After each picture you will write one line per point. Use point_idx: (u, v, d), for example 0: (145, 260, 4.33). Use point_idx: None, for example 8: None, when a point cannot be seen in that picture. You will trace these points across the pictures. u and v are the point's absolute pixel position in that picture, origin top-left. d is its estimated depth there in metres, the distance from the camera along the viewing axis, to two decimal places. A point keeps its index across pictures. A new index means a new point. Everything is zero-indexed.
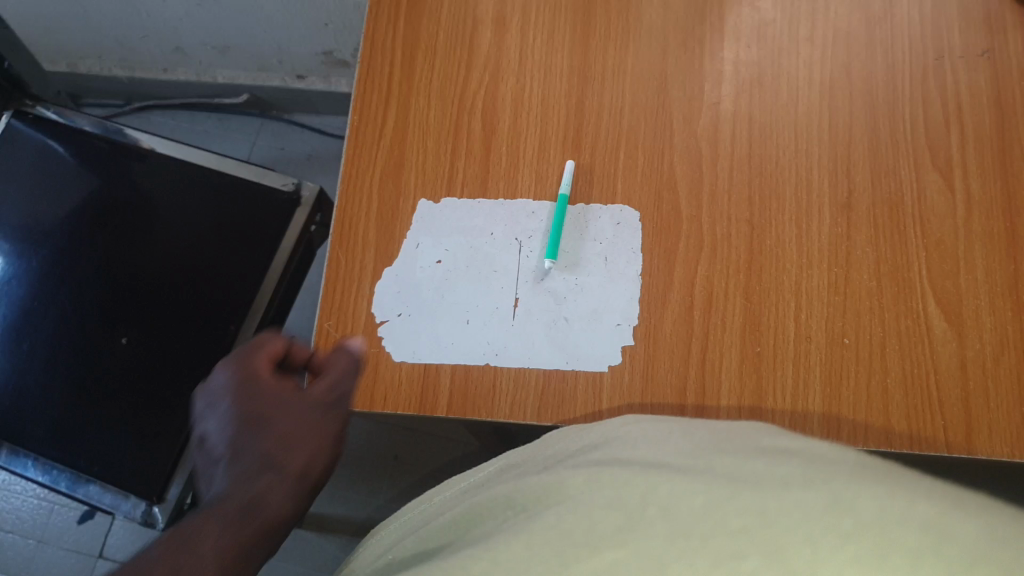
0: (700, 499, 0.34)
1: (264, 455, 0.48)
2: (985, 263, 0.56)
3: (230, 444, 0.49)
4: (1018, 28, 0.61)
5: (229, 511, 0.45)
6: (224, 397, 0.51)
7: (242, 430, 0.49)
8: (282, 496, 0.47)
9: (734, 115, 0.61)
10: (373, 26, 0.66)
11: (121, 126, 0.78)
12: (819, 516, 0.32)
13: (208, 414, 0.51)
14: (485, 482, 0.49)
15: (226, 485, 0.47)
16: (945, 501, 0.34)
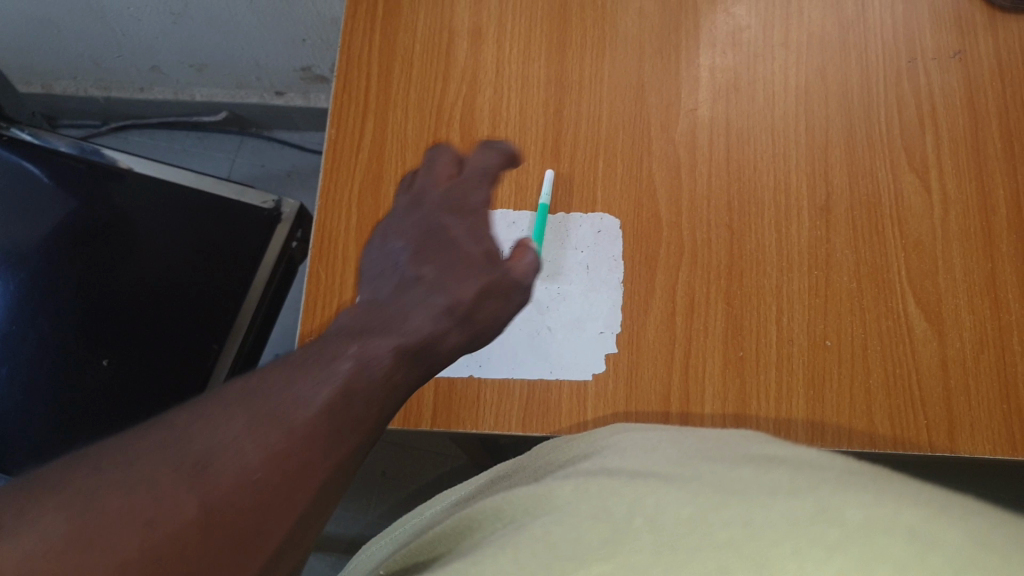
0: (687, 511, 0.34)
1: (456, 288, 0.43)
2: (963, 263, 0.56)
3: (455, 272, 0.43)
4: (990, 28, 0.61)
5: (427, 331, 0.40)
6: (457, 216, 0.48)
7: (461, 262, 0.45)
8: (452, 344, 0.42)
9: (711, 121, 0.61)
10: (349, 39, 0.66)
11: (97, 146, 0.78)
12: (806, 526, 0.32)
13: (425, 214, 0.48)
14: (476, 495, 0.49)
15: (423, 305, 0.42)
16: (933, 506, 0.34)
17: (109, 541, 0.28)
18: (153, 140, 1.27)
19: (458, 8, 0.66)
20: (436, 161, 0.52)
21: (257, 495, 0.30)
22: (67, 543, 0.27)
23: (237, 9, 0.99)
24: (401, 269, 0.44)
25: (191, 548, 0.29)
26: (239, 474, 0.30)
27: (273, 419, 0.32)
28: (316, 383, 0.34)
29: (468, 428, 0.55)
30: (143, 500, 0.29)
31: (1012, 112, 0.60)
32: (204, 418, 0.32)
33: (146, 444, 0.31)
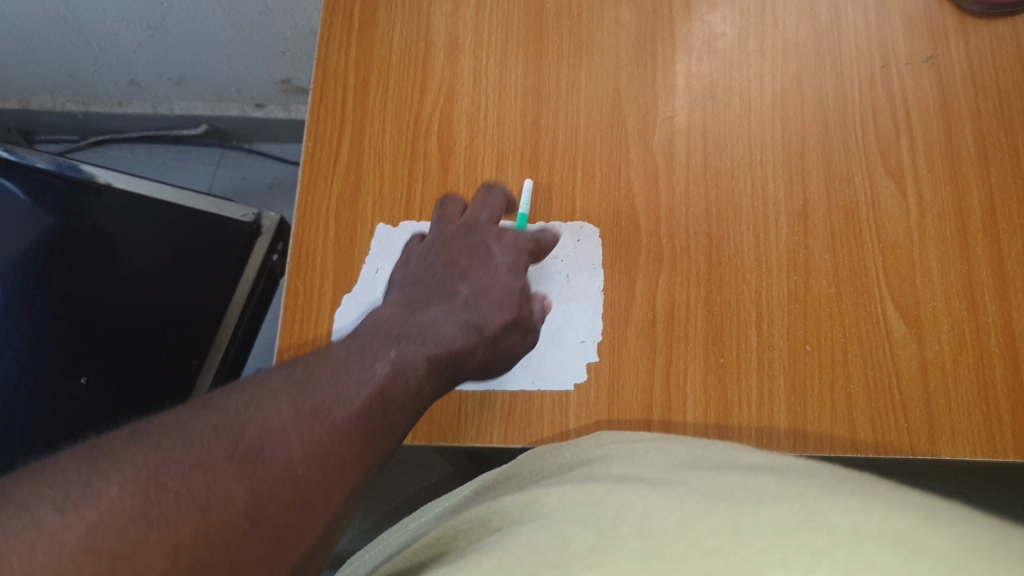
0: (673, 519, 0.34)
1: (481, 311, 0.52)
2: (940, 265, 0.57)
3: (501, 304, 0.53)
4: (961, 33, 0.62)
5: (459, 344, 0.49)
6: (508, 250, 0.56)
7: (492, 288, 0.54)
8: (473, 355, 0.50)
9: (688, 128, 0.62)
10: (325, 51, 0.66)
11: (75, 162, 0.77)
12: (793, 532, 0.32)
13: (475, 241, 0.57)
14: (461, 506, 0.49)
15: (460, 323, 0.50)
16: (919, 509, 0.33)
17: (170, 518, 0.31)
18: (133, 154, 1.26)
19: (434, 20, 0.66)
20: (489, 199, 0.59)
21: (298, 487, 0.35)
22: (130, 517, 0.31)
23: (214, 22, 0.99)
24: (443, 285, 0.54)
25: (241, 532, 0.33)
26: (285, 466, 0.36)
27: (317, 414, 0.38)
28: (362, 384, 0.41)
29: (450, 441, 0.55)
30: (200, 485, 0.33)
31: (986, 115, 0.60)
32: (256, 408, 0.38)
33: (198, 436, 0.35)
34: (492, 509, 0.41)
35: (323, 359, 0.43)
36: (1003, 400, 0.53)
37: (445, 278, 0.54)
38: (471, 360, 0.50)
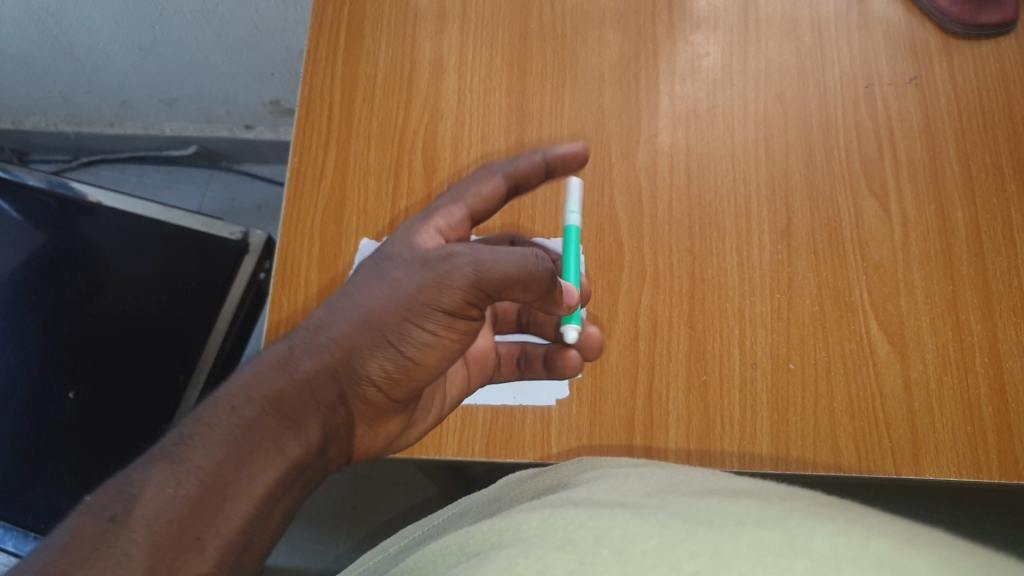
0: (653, 542, 0.31)
1: (311, 337, 0.45)
2: (924, 284, 0.57)
3: (342, 308, 0.47)
4: (944, 54, 0.63)
5: (256, 374, 0.43)
6: (379, 263, 0.49)
7: (331, 318, 0.46)
8: (285, 376, 0.43)
9: (672, 147, 0.62)
10: (312, 68, 0.66)
11: (67, 180, 0.79)
12: (781, 546, 0.29)
13: (459, 186, 0.55)
14: (440, 532, 0.47)
15: (303, 338, 0.46)
16: (909, 533, 0.31)
17: None
18: (124, 175, 1.26)
19: (420, 40, 0.67)
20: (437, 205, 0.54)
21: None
22: None
23: (203, 44, 1.00)
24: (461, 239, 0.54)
25: None
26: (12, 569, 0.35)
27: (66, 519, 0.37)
28: (173, 480, 0.37)
29: (431, 454, 0.55)
30: None
31: (970, 136, 0.60)
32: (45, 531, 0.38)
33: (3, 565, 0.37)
34: (472, 534, 0.39)
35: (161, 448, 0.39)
36: (988, 420, 0.53)
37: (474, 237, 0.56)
38: (277, 386, 0.42)
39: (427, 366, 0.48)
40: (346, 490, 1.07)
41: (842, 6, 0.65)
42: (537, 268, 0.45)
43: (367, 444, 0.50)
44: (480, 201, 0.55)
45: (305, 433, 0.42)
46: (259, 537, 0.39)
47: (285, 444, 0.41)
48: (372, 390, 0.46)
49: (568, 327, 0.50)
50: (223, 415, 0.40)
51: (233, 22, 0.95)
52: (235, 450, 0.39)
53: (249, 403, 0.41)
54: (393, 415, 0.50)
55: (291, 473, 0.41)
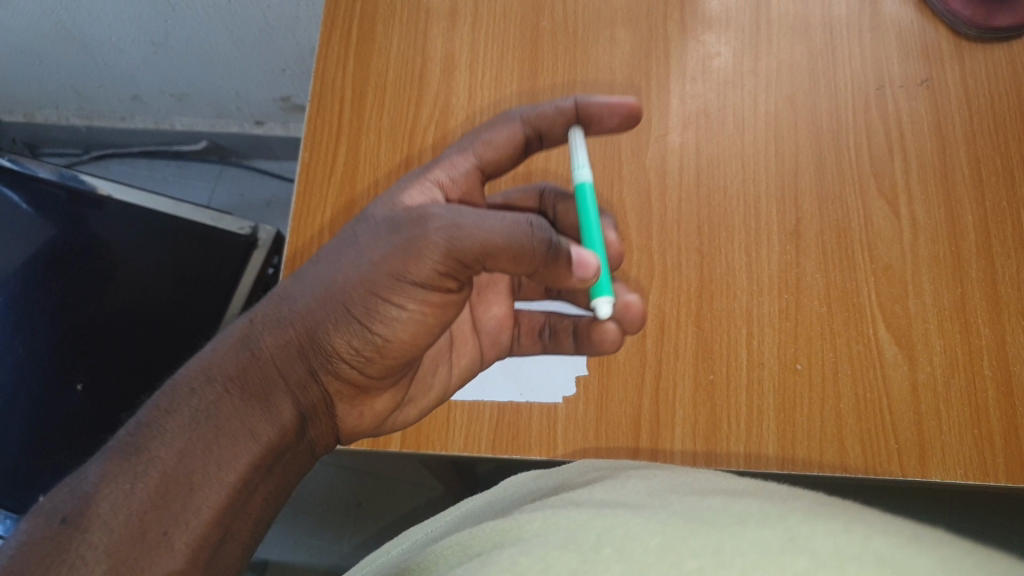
0: (655, 540, 0.30)
1: (277, 309, 0.46)
2: (932, 287, 0.56)
3: (311, 279, 0.46)
4: (956, 57, 0.62)
5: (219, 354, 0.45)
6: (362, 223, 0.47)
7: (302, 287, 0.46)
8: (241, 356, 0.44)
9: (682, 147, 0.62)
10: (323, 64, 0.67)
11: (77, 173, 0.78)
12: (787, 540, 0.29)
13: (473, 132, 0.55)
14: (443, 533, 0.47)
15: (272, 309, 0.46)
16: (912, 529, 0.30)
17: None
18: (135, 169, 1.26)
19: (432, 37, 0.67)
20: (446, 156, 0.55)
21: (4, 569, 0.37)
22: None
23: (215, 39, 1.00)
24: (470, 190, 0.54)
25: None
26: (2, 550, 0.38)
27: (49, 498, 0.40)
28: (139, 475, 0.39)
29: (437, 449, 0.56)
30: None
31: (981, 139, 0.60)
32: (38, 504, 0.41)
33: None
34: (475, 534, 0.38)
35: (128, 439, 0.41)
36: (995, 423, 0.52)
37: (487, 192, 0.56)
38: (235, 368, 0.44)
39: (400, 338, 0.47)
40: (353, 487, 1.07)
41: (855, 8, 0.65)
42: (519, 238, 0.41)
43: (358, 414, 0.51)
44: (492, 151, 0.54)
45: (270, 412, 0.44)
46: (239, 529, 0.42)
47: (253, 428, 0.43)
48: (342, 363, 0.46)
49: (599, 301, 0.46)
50: (187, 399, 0.42)
51: (245, 17, 0.96)
52: (199, 438, 0.41)
53: (211, 385, 0.43)
54: (380, 386, 0.51)
55: (265, 456, 0.43)
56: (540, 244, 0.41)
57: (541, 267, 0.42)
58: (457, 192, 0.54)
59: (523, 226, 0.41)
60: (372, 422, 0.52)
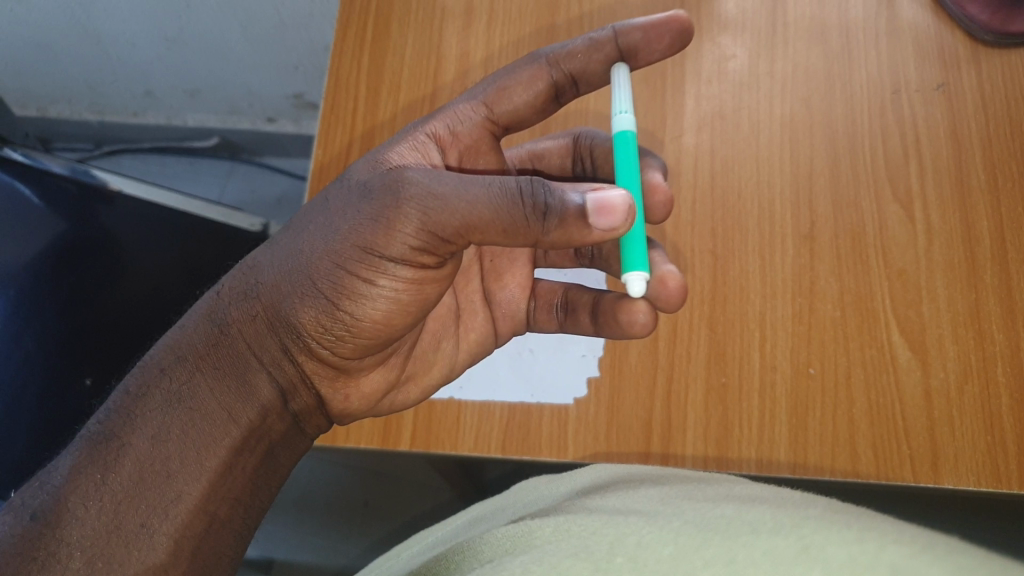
0: (669, 549, 0.30)
1: (247, 282, 0.46)
2: (947, 292, 0.56)
3: (278, 251, 0.46)
4: (972, 62, 0.62)
5: (191, 331, 0.46)
6: (338, 185, 0.46)
7: (273, 258, 0.46)
8: (206, 334, 0.46)
9: (697, 149, 0.62)
10: (338, 62, 0.68)
11: (88, 167, 0.75)
12: (802, 544, 0.28)
13: (489, 78, 0.53)
14: (453, 537, 0.47)
15: (245, 280, 0.47)
16: (931, 539, 0.28)
17: None
18: (146, 164, 1.26)
19: (447, 36, 0.67)
20: (454, 103, 0.53)
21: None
22: None
23: (228, 35, 1.00)
24: (475, 142, 0.53)
25: None
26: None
27: (34, 481, 0.42)
28: (114, 464, 0.41)
29: (447, 449, 0.56)
30: None
31: (997, 144, 0.60)
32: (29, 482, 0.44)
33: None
34: (487, 540, 0.38)
35: (99, 427, 0.43)
36: (1008, 431, 0.52)
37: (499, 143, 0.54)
38: (203, 348, 0.45)
39: (374, 316, 0.46)
40: (360, 488, 1.07)
41: (871, 11, 0.65)
42: (505, 206, 0.40)
43: (343, 396, 0.51)
44: (504, 99, 0.52)
45: (245, 389, 0.45)
46: (228, 515, 0.44)
47: (233, 410, 0.45)
48: (314, 340, 0.46)
49: (632, 278, 0.45)
50: (157, 382, 0.44)
51: (259, 13, 0.96)
52: (173, 422, 0.43)
53: (181, 364, 0.44)
54: (361, 366, 0.50)
55: (247, 439, 0.45)
56: (529, 211, 0.40)
57: (535, 234, 0.41)
58: (459, 144, 0.52)
59: (512, 193, 0.40)
60: (361, 405, 0.52)
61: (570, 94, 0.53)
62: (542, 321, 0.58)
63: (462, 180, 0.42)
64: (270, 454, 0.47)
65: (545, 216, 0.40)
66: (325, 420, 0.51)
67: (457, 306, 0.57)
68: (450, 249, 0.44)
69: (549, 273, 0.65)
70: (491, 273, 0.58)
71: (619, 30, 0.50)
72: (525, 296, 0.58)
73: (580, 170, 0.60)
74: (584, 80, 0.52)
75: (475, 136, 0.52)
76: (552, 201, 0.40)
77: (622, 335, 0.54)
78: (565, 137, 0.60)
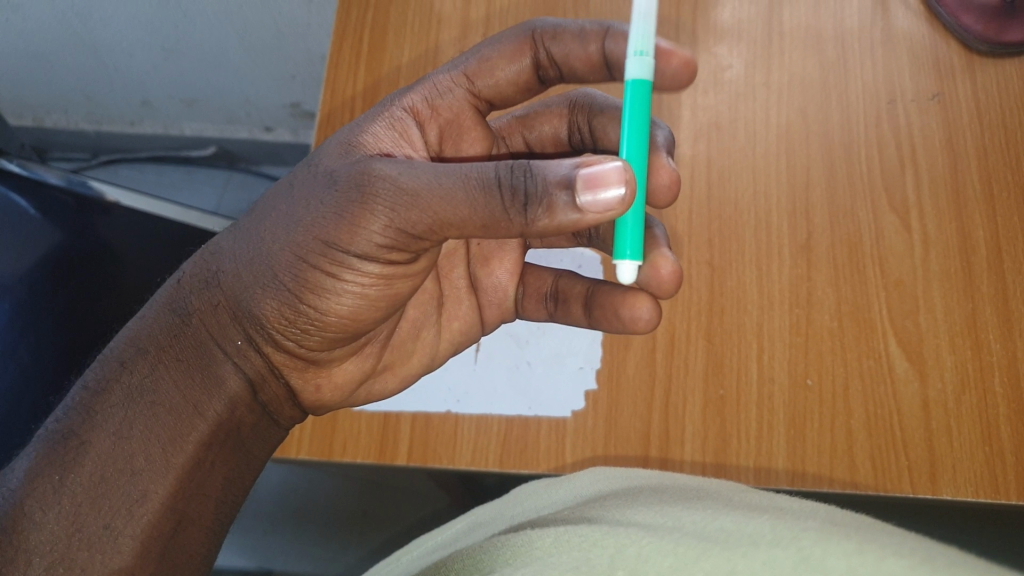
0: (668, 561, 0.30)
1: (211, 270, 0.47)
2: (943, 302, 0.56)
3: (239, 240, 0.46)
4: (967, 72, 0.62)
5: (154, 320, 0.47)
6: (304, 168, 0.46)
7: (236, 246, 0.46)
8: (166, 326, 0.46)
9: (693, 159, 0.63)
10: (334, 75, 0.68)
11: (86, 178, 0.74)
12: (799, 553, 0.28)
13: (474, 49, 0.53)
14: (452, 542, 0.48)
15: (210, 268, 0.47)
16: (931, 551, 0.27)
17: None
18: (142, 174, 1.25)
19: (443, 47, 0.68)
20: (436, 74, 0.53)
21: None
22: None
23: (227, 45, 1.00)
24: (455, 115, 0.53)
25: None
26: None
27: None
28: (75, 465, 0.42)
29: (445, 464, 0.57)
30: None
31: (993, 154, 0.60)
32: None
33: None
34: (487, 549, 0.38)
35: (58, 426, 0.44)
36: (1006, 440, 0.52)
37: (483, 118, 0.55)
38: (164, 341, 0.46)
39: (338, 312, 0.45)
40: (357, 496, 1.07)
41: (867, 21, 0.65)
42: (482, 200, 0.39)
43: (314, 388, 0.51)
44: (487, 73, 0.52)
45: (211, 380, 0.46)
46: (199, 513, 0.45)
47: (199, 403, 0.45)
48: (277, 331, 0.46)
49: (624, 267, 0.44)
50: (118, 376, 0.45)
51: (257, 22, 0.96)
52: (134, 419, 0.44)
53: (142, 356, 0.45)
54: (331, 358, 0.50)
55: (215, 432, 0.46)
56: (509, 202, 0.38)
57: (517, 227, 0.39)
58: (438, 117, 0.52)
59: (491, 183, 0.39)
60: (334, 396, 0.52)
61: (552, 78, 0.52)
62: (531, 308, 0.58)
63: (437, 172, 0.40)
64: (241, 449, 0.48)
65: (528, 206, 0.38)
66: (299, 411, 0.52)
67: (441, 294, 0.56)
68: (423, 243, 0.43)
69: (546, 259, 0.64)
70: (478, 259, 0.57)
71: (610, 26, 0.49)
72: (514, 282, 0.58)
73: (578, 138, 0.57)
74: (566, 68, 0.51)
75: (457, 109, 0.53)
76: (533, 187, 0.38)
77: (623, 330, 0.53)
78: (560, 103, 0.57)
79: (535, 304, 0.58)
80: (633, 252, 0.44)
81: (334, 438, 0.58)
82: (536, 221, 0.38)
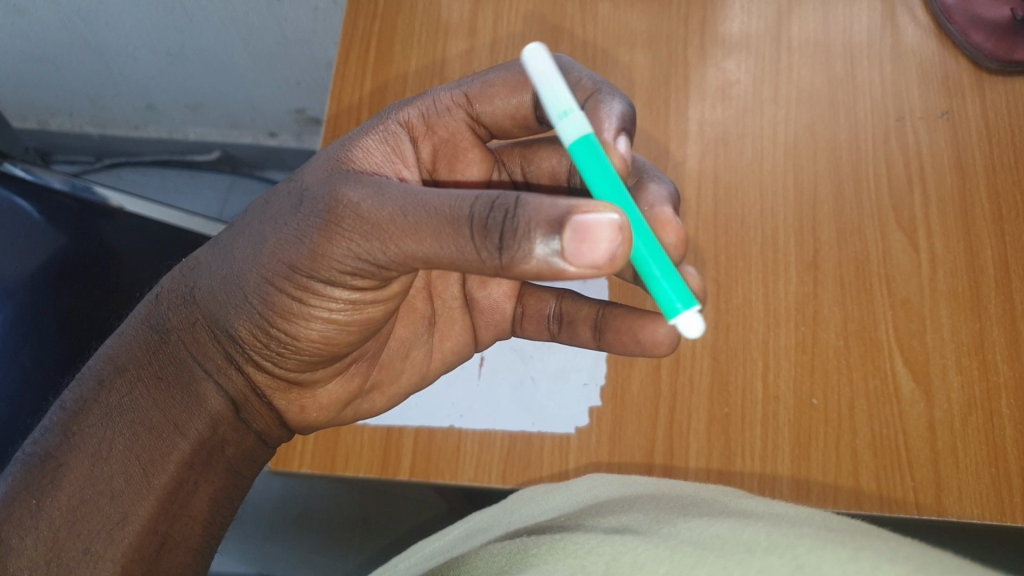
0: (663, 568, 0.29)
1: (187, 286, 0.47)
2: (951, 322, 0.55)
3: (214, 258, 0.46)
4: (976, 89, 0.62)
5: (132, 334, 0.48)
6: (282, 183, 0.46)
7: (211, 262, 0.46)
8: (140, 342, 0.47)
9: (700, 175, 0.62)
10: (341, 84, 0.68)
11: (89, 183, 0.73)
12: (796, 555, 0.27)
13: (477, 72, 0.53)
14: (450, 550, 0.47)
15: (184, 284, 0.47)
16: (930, 558, 0.27)
17: None
18: (147, 177, 1.25)
19: (450, 58, 0.68)
20: (438, 92, 0.52)
21: None
22: None
23: (232, 50, 1.00)
24: (450, 134, 0.53)
25: None
26: None
27: None
28: (52, 489, 0.43)
29: (447, 478, 0.56)
30: None
31: (1001, 173, 0.59)
32: None
33: None
34: (484, 556, 0.38)
35: (37, 449, 0.44)
36: (1013, 462, 0.51)
37: (482, 142, 0.54)
38: (140, 359, 0.46)
39: (309, 335, 0.45)
40: (357, 502, 1.06)
41: (875, 37, 0.65)
42: (451, 236, 0.37)
43: (298, 407, 0.51)
44: (486, 99, 0.51)
45: (190, 400, 0.47)
46: (185, 534, 0.46)
47: (179, 422, 0.46)
48: (252, 350, 0.46)
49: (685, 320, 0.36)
50: (96, 397, 0.45)
51: (263, 28, 0.96)
52: (113, 440, 0.45)
53: (121, 376, 0.46)
54: (315, 378, 0.50)
55: (196, 451, 0.47)
56: (480, 241, 0.36)
57: (492, 267, 0.37)
58: (432, 134, 0.52)
59: (463, 219, 0.37)
60: (320, 415, 0.52)
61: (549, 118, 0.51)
62: (529, 331, 0.58)
63: (405, 200, 0.39)
64: (228, 467, 0.49)
65: (501, 241, 0.36)
66: (288, 429, 0.52)
67: (433, 312, 0.56)
68: (391, 273, 0.42)
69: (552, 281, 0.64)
70: (474, 280, 0.57)
71: (602, 86, 0.48)
72: (511, 302, 0.57)
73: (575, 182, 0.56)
74: None
75: (455, 134, 0.53)
76: (511, 225, 0.35)
77: (637, 352, 0.52)
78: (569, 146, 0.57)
79: (535, 326, 0.58)
80: (682, 300, 0.37)
81: (336, 451, 0.58)
82: (509, 261, 0.36)
